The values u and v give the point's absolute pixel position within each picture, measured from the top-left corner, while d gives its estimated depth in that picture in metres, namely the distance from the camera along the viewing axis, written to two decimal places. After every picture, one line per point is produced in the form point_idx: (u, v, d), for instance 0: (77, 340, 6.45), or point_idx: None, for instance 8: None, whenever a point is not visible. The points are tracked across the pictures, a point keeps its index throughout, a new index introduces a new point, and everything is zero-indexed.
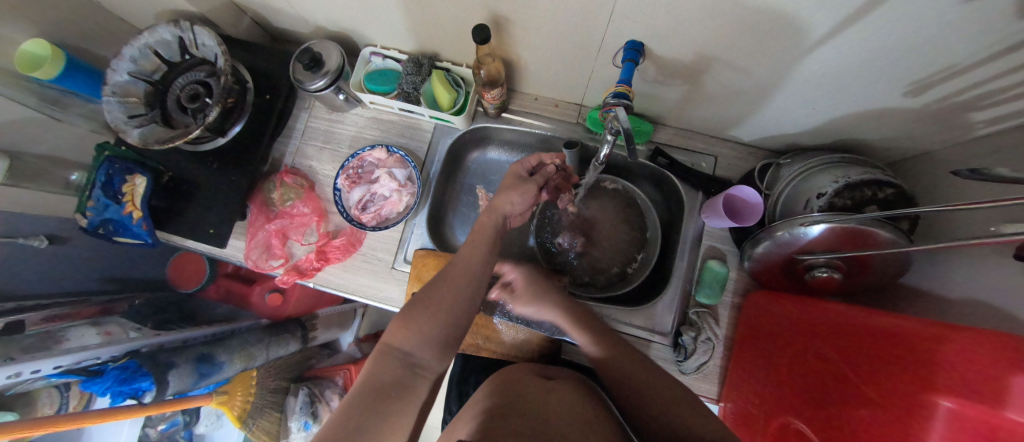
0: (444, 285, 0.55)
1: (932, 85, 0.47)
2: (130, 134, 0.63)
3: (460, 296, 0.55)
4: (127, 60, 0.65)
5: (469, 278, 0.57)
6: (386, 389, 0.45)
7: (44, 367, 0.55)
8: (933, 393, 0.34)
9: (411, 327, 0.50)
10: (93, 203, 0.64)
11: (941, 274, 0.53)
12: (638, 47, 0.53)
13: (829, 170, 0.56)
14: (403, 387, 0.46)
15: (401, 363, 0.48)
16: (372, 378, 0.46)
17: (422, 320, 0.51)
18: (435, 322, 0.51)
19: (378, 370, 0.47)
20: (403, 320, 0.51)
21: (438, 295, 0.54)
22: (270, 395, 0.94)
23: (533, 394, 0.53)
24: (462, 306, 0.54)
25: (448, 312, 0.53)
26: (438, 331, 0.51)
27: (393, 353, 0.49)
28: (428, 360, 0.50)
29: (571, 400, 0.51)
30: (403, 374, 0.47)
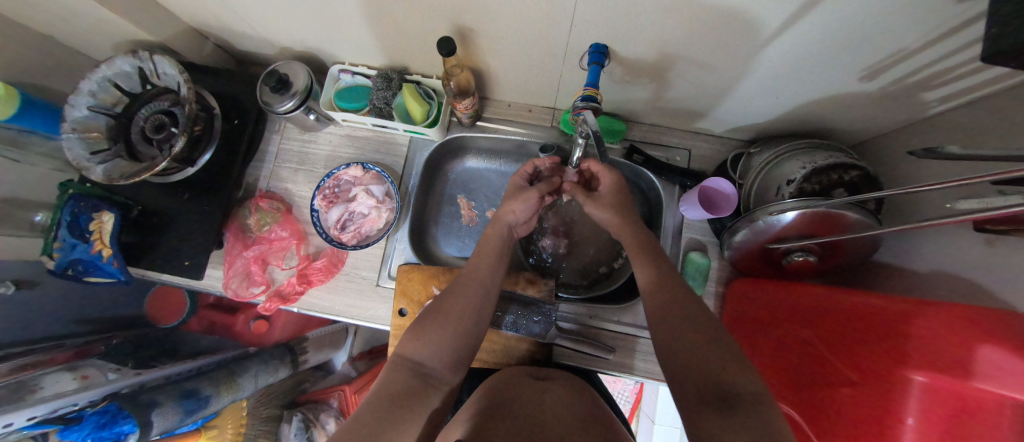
0: (454, 295, 0.55)
1: (885, 69, 0.48)
2: (94, 171, 0.61)
3: (471, 304, 0.55)
4: (85, 94, 0.63)
5: (481, 286, 0.57)
6: (399, 398, 0.45)
7: (17, 419, 0.53)
8: (904, 368, 0.36)
9: (422, 337, 0.51)
10: (59, 244, 0.62)
11: (909, 250, 0.54)
12: (602, 50, 0.54)
13: (796, 156, 0.57)
14: (414, 395, 0.46)
15: (412, 372, 0.48)
16: (384, 387, 0.46)
17: (433, 329, 0.52)
18: (446, 331, 0.52)
19: (391, 380, 0.47)
20: (414, 330, 0.52)
21: (450, 304, 0.54)
22: (262, 424, 0.92)
23: (526, 397, 0.53)
24: (474, 315, 0.54)
25: (460, 321, 0.53)
26: (450, 338, 0.52)
27: (406, 363, 0.49)
28: (445, 374, 0.50)
29: (565, 401, 0.53)
30: (417, 384, 0.47)
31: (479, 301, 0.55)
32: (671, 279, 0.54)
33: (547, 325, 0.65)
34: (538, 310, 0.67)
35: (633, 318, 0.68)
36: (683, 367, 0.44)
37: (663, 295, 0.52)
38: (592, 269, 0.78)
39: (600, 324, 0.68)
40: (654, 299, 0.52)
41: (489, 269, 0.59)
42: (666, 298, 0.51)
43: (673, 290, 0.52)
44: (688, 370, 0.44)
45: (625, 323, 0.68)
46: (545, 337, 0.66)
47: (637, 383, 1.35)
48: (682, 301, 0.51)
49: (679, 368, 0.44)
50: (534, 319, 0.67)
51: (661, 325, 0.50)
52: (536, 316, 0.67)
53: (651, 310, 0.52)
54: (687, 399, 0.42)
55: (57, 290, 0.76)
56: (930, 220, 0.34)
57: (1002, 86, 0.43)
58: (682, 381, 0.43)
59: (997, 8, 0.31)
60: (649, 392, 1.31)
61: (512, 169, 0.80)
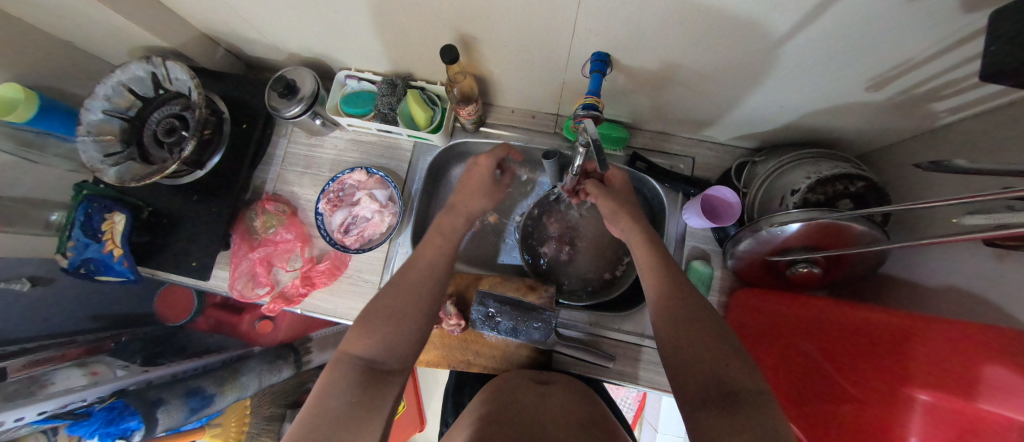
0: (400, 290, 0.53)
1: (892, 79, 0.48)
2: (107, 173, 0.63)
3: (421, 299, 0.53)
4: (101, 98, 0.65)
5: (429, 281, 0.56)
6: (353, 395, 0.42)
7: (27, 414, 0.54)
8: (909, 387, 0.35)
9: (371, 335, 0.48)
10: (73, 243, 0.64)
11: (918, 263, 0.53)
12: (604, 59, 0.54)
13: (801, 166, 0.57)
14: (367, 391, 0.43)
15: (360, 369, 0.45)
16: (327, 386, 0.43)
17: (382, 325, 0.49)
18: (399, 328, 0.50)
19: (336, 377, 0.44)
20: (359, 327, 0.49)
21: (396, 301, 0.52)
22: (266, 423, 0.93)
23: (528, 401, 0.53)
24: (419, 309, 0.53)
25: (413, 317, 0.51)
26: (402, 335, 0.50)
27: (352, 361, 0.46)
28: (393, 365, 0.47)
29: (565, 406, 0.53)
30: (367, 379, 0.45)
31: (431, 299, 0.54)
32: (675, 271, 0.55)
33: (548, 330, 0.64)
34: (538, 317, 0.65)
35: (635, 327, 0.68)
36: (686, 364, 0.44)
37: (669, 288, 0.52)
38: (593, 275, 0.78)
39: (601, 331, 0.68)
40: (660, 291, 0.53)
41: (438, 263, 0.58)
42: (672, 293, 0.51)
43: (679, 284, 0.52)
44: (692, 372, 0.43)
45: (626, 331, 0.68)
46: (544, 343, 0.65)
47: (640, 391, 1.34)
48: (687, 294, 0.51)
49: (684, 370, 0.44)
50: (534, 326, 0.65)
51: (664, 323, 0.49)
52: (536, 323, 0.65)
53: (652, 299, 0.53)
54: (690, 397, 0.42)
55: (70, 288, 0.78)
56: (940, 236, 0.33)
57: (1013, 97, 0.42)
58: (686, 375, 0.43)
59: (999, 23, 0.31)
60: (653, 400, 1.30)
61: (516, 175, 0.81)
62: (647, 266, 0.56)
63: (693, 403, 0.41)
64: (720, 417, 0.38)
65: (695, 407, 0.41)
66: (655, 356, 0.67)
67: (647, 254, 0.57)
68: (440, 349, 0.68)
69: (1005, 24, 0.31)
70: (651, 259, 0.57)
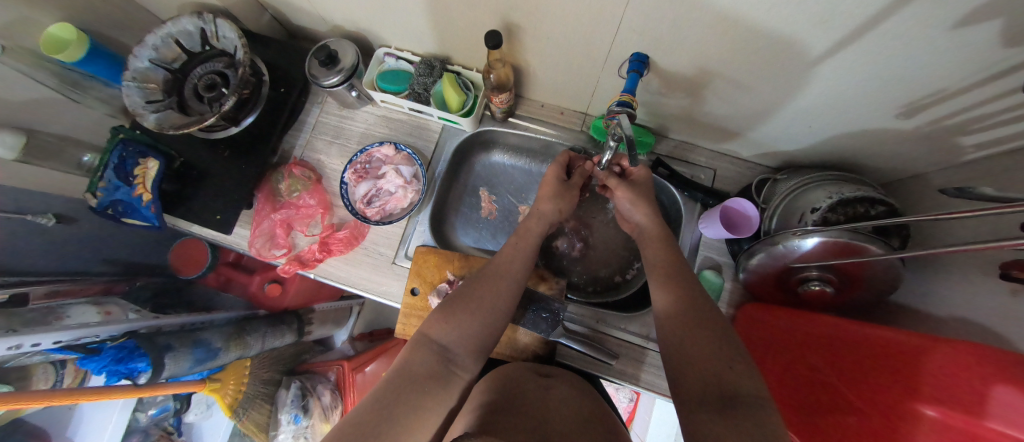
0: (482, 285, 0.56)
1: (923, 107, 0.49)
2: (147, 118, 0.64)
3: (501, 296, 0.55)
4: (149, 47, 0.67)
5: (511, 279, 0.57)
6: (422, 382, 0.46)
7: (44, 341, 0.55)
8: (916, 402, 0.36)
9: (449, 322, 0.52)
10: (104, 184, 0.66)
11: (930, 292, 0.54)
12: (643, 60, 0.55)
13: (823, 186, 0.58)
14: (435, 380, 0.47)
15: (434, 354, 0.49)
16: (406, 366, 0.47)
17: (462, 316, 0.52)
18: (474, 321, 0.52)
19: (412, 356, 0.49)
20: (441, 313, 0.53)
21: (477, 295, 0.55)
22: (261, 386, 0.94)
23: (529, 391, 0.54)
24: (501, 308, 0.55)
25: (487, 314, 0.54)
26: (479, 328, 0.52)
27: (430, 345, 0.50)
28: (463, 359, 0.50)
29: (567, 397, 0.53)
30: (439, 368, 0.48)
31: (510, 299, 0.56)
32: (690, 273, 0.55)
33: (554, 322, 0.66)
34: (547, 307, 0.68)
35: (640, 328, 0.69)
36: (686, 364, 0.45)
37: (678, 295, 0.52)
38: (603, 276, 0.79)
39: (605, 329, 0.69)
40: (668, 301, 0.52)
41: (519, 263, 0.60)
42: (681, 299, 0.51)
43: (690, 287, 0.53)
44: (692, 370, 0.44)
45: (631, 332, 0.69)
46: (550, 334, 0.66)
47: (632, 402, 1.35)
48: (698, 297, 0.51)
49: (684, 371, 0.45)
50: (542, 316, 0.67)
51: (675, 327, 0.49)
52: (544, 313, 0.67)
53: (661, 312, 0.52)
54: (688, 397, 0.42)
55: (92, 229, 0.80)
56: (945, 247, 0.34)
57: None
58: (683, 380, 0.44)
59: None
60: (642, 412, 1.30)
61: (538, 169, 0.82)
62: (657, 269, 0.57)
63: (691, 406, 0.41)
64: (721, 419, 0.38)
65: (692, 410, 0.41)
66: (658, 360, 0.67)
67: (663, 255, 0.58)
68: None
69: None
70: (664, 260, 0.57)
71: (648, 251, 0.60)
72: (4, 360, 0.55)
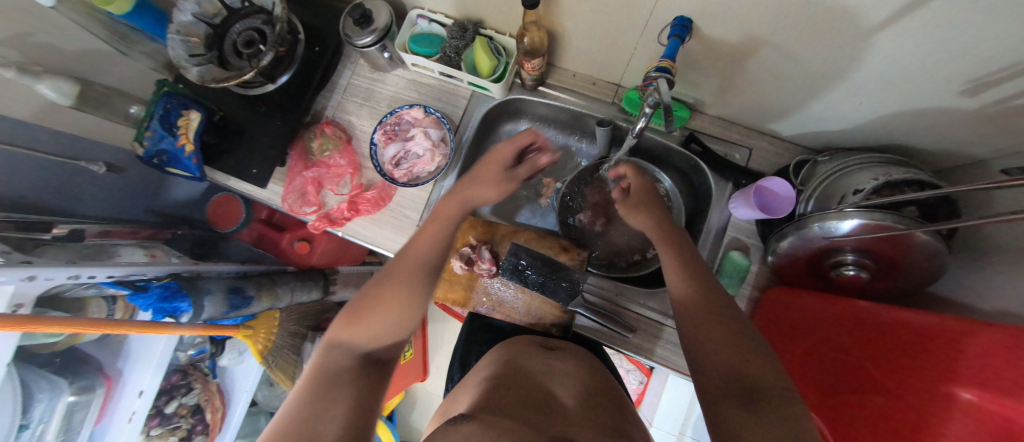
0: (395, 277, 0.54)
1: (990, 85, 0.45)
2: (191, 71, 0.66)
3: (415, 284, 0.54)
4: (192, 1, 0.68)
5: (424, 267, 0.56)
6: (355, 371, 0.44)
7: (99, 274, 0.60)
8: (955, 386, 0.34)
9: (365, 319, 0.49)
10: (151, 134, 0.69)
11: (975, 284, 0.51)
12: (686, 24, 0.53)
13: (870, 168, 0.55)
14: (364, 371, 0.45)
15: (354, 355, 0.46)
16: (340, 357, 0.45)
17: (375, 312, 0.50)
18: (390, 312, 0.51)
19: (335, 350, 0.46)
20: (352, 317, 0.50)
21: (393, 288, 0.53)
22: (288, 337, 0.98)
23: (532, 368, 0.54)
24: (411, 303, 0.52)
25: (400, 306, 0.52)
26: (400, 317, 0.51)
27: (342, 346, 0.47)
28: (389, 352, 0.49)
29: (569, 372, 0.54)
30: (374, 358, 0.47)
31: (409, 287, 0.54)
32: None
33: (572, 292, 0.66)
34: (566, 277, 0.67)
35: (659, 305, 0.68)
36: (707, 356, 0.44)
37: (694, 282, 0.52)
38: (624, 252, 0.78)
39: (624, 304, 0.69)
40: (683, 283, 0.53)
41: (433, 252, 0.58)
42: (695, 289, 0.51)
43: (698, 279, 0.52)
44: (713, 363, 0.43)
45: (652, 308, 0.68)
46: (568, 304, 0.67)
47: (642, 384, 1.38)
48: (711, 289, 0.51)
49: (705, 362, 0.44)
50: (562, 285, 0.67)
51: (692, 314, 0.49)
52: (563, 283, 0.67)
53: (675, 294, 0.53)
54: (711, 390, 0.42)
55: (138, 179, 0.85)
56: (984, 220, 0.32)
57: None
58: (706, 371, 0.44)
59: None
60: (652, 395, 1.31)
61: (564, 141, 0.81)
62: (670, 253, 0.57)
63: (711, 396, 0.41)
64: (743, 411, 0.38)
65: (713, 401, 0.41)
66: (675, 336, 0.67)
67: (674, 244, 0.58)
68: (465, 290, 0.71)
69: None
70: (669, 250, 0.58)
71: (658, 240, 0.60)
72: (63, 290, 0.60)
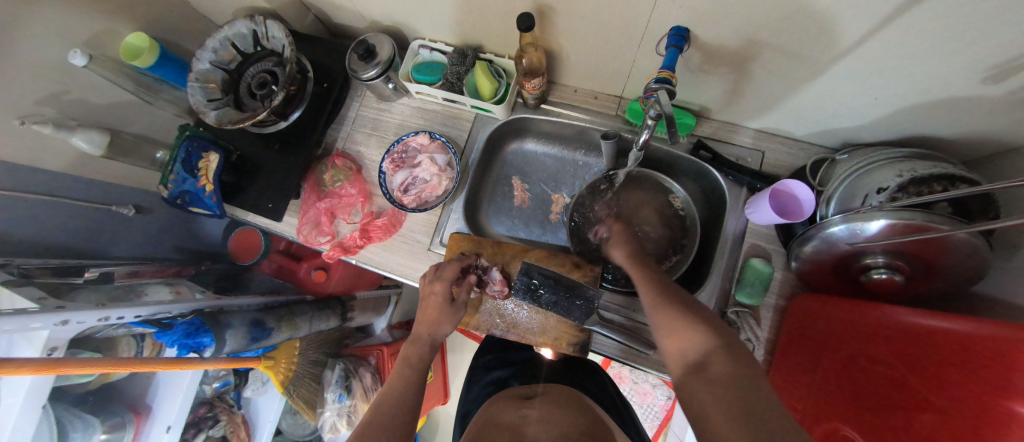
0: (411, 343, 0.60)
1: (1015, 70, 0.42)
2: (209, 115, 0.70)
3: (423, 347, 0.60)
4: (210, 50, 0.73)
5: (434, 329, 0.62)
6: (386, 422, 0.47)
7: (127, 315, 0.63)
8: (1009, 399, 0.32)
9: (394, 380, 0.54)
10: (173, 176, 0.72)
11: (1023, 281, 0.47)
12: (683, 33, 0.53)
13: (893, 164, 0.52)
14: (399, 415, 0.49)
15: (398, 396, 0.51)
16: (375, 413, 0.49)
17: (398, 375, 0.55)
18: (405, 373, 0.55)
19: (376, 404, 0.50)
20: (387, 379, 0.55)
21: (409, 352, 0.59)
22: (309, 366, 1.00)
23: (507, 421, 0.52)
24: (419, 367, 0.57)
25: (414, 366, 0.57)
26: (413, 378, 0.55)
27: (387, 393, 0.52)
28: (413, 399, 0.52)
29: (546, 417, 0.51)
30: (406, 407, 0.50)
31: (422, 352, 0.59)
32: None
33: (589, 310, 0.64)
34: (581, 295, 0.66)
35: None
36: (674, 342, 0.45)
37: (662, 289, 0.51)
38: None
39: (643, 319, 0.67)
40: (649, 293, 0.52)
41: (443, 322, 0.63)
42: (664, 290, 0.51)
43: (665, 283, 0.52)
44: (673, 348, 0.44)
45: None
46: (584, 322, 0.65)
47: (670, 399, 1.31)
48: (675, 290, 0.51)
49: (671, 346, 0.45)
50: (576, 303, 0.66)
51: (665, 317, 0.47)
52: (578, 300, 0.66)
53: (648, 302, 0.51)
54: (684, 379, 0.41)
55: (164, 219, 0.89)
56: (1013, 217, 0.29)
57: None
58: (673, 355, 0.44)
59: None
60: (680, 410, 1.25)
61: (570, 156, 0.81)
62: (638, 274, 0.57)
63: (682, 379, 0.42)
64: (705, 388, 0.38)
65: (681, 384, 0.41)
66: None
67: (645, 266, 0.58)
68: (479, 313, 0.70)
69: None
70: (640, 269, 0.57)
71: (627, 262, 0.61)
72: (96, 331, 0.63)
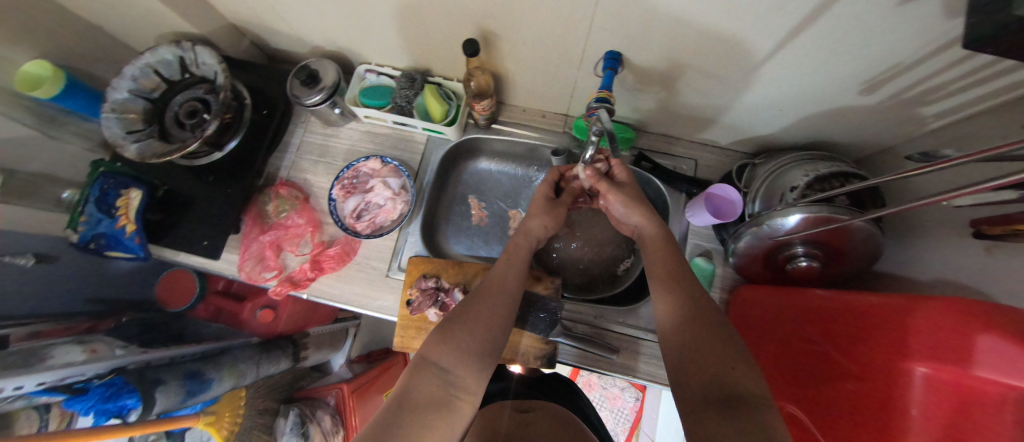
0: (479, 300, 0.55)
1: (883, 83, 0.51)
2: (128, 148, 0.64)
3: (498, 313, 0.54)
4: (127, 79, 0.66)
5: (507, 295, 0.56)
6: (420, 411, 0.43)
7: (26, 384, 0.54)
8: (908, 361, 0.36)
9: (448, 343, 0.50)
10: (86, 218, 0.65)
11: (907, 259, 0.56)
12: (617, 57, 0.57)
13: (800, 165, 0.60)
14: (437, 406, 0.45)
15: (436, 378, 0.47)
16: (407, 392, 0.45)
17: (461, 336, 0.51)
18: (474, 339, 0.51)
19: (415, 381, 0.46)
20: (440, 334, 0.51)
21: (475, 313, 0.53)
22: (258, 416, 0.91)
23: (511, 432, 0.54)
24: (487, 331, 0.52)
25: (484, 331, 0.52)
26: (476, 348, 0.50)
27: (429, 367, 0.48)
28: (468, 383, 0.48)
29: (546, 432, 0.54)
30: (441, 392, 0.46)
31: (498, 324, 0.54)
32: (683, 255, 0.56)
33: (552, 322, 0.66)
34: (544, 307, 0.67)
35: (636, 321, 0.69)
36: (691, 360, 0.45)
37: (680, 295, 0.51)
38: (597, 272, 0.79)
39: (605, 325, 0.69)
40: (667, 291, 0.52)
41: (511, 282, 0.58)
42: (682, 295, 0.51)
43: (686, 285, 0.52)
44: (694, 370, 0.44)
45: (630, 325, 0.69)
46: (548, 334, 0.67)
47: (638, 400, 1.36)
48: (695, 291, 0.51)
49: (688, 366, 0.45)
50: (540, 316, 0.67)
51: (678, 331, 0.48)
52: (541, 313, 0.67)
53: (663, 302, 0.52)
54: (693, 396, 0.42)
55: (73, 267, 0.78)
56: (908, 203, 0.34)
57: (1011, 96, 0.44)
58: (688, 374, 0.44)
59: None
60: (648, 410, 1.29)
61: (524, 173, 0.83)
62: (659, 263, 0.56)
63: (692, 405, 0.42)
64: (721, 419, 0.38)
65: (693, 410, 0.41)
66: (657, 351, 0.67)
67: (665, 252, 0.57)
68: None
69: None
70: (662, 260, 0.56)
71: (648, 250, 0.59)
72: None
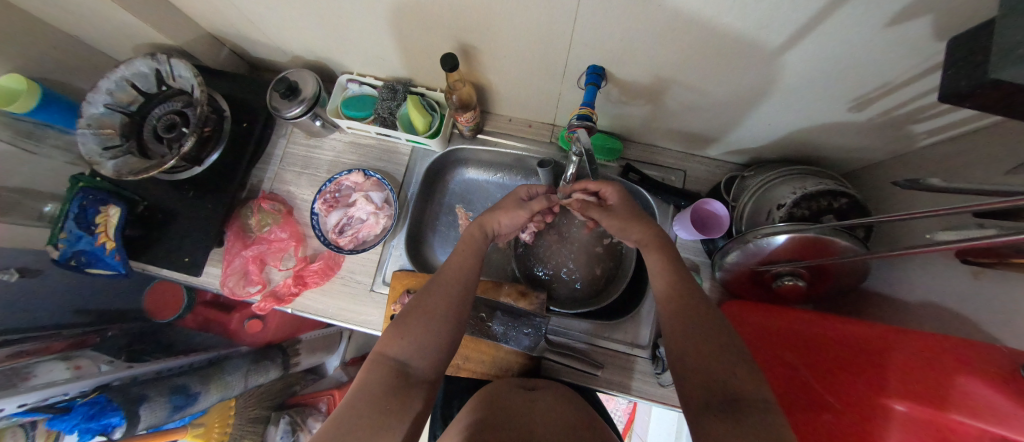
0: (434, 292, 0.54)
1: (873, 100, 0.49)
2: (105, 166, 0.62)
3: (455, 305, 0.54)
4: (103, 92, 0.65)
5: (461, 285, 0.56)
6: (380, 400, 0.44)
7: (8, 406, 0.54)
8: (886, 397, 0.35)
9: (404, 336, 0.50)
10: (65, 235, 0.64)
11: (895, 277, 0.54)
12: (599, 72, 0.56)
13: (787, 181, 0.58)
14: (396, 393, 0.45)
15: (394, 370, 0.47)
16: (365, 385, 0.45)
17: (416, 327, 0.51)
18: (432, 330, 0.51)
19: (369, 375, 0.46)
20: (395, 328, 0.51)
21: (430, 302, 0.53)
22: (250, 424, 0.95)
23: (519, 408, 0.51)
24: (446, 322, 0.52)
25: (438, 322, 0.52)
26: (437, 339, 0.51)
27: (386, 362, 0.48)
28: (426, 371, 0.49)
29: (552, 408, 0.51)
30: (399, 383, 0.46)
31: (455, 316, 0.53)
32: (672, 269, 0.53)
33: (538, 338, 0.64)
34: (528, 323, 0.66)
35: (622, 335, 0.69)
36: (685, 368, 0.43)
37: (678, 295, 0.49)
38: (585, 285, 0.78)
39: (594, 339, 0.69)
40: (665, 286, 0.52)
41: (467, 273, 0.58)
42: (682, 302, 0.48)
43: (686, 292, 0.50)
44: (691, 376, 0.42)
45: (618, 340, 0.69)
46: (534, 350, 0.64)
47: (630, 404, 1.36)
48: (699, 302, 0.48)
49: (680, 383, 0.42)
50: (523, 331, 0.66)
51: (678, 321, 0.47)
52: (526, 328, 0.66)
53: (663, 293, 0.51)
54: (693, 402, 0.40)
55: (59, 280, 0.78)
56: (907, 249, 0.32)
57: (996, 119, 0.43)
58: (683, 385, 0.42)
59: (959, 47, 0.32)
60: (642, 413, 1.32)
61: (512, 182, 0.81)
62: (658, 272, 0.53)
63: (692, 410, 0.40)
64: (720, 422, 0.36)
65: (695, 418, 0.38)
66: (643, 366, 0.67)
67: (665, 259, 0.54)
68: None
69: (955, 54, 0.32)
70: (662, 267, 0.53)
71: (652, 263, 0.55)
72: None
